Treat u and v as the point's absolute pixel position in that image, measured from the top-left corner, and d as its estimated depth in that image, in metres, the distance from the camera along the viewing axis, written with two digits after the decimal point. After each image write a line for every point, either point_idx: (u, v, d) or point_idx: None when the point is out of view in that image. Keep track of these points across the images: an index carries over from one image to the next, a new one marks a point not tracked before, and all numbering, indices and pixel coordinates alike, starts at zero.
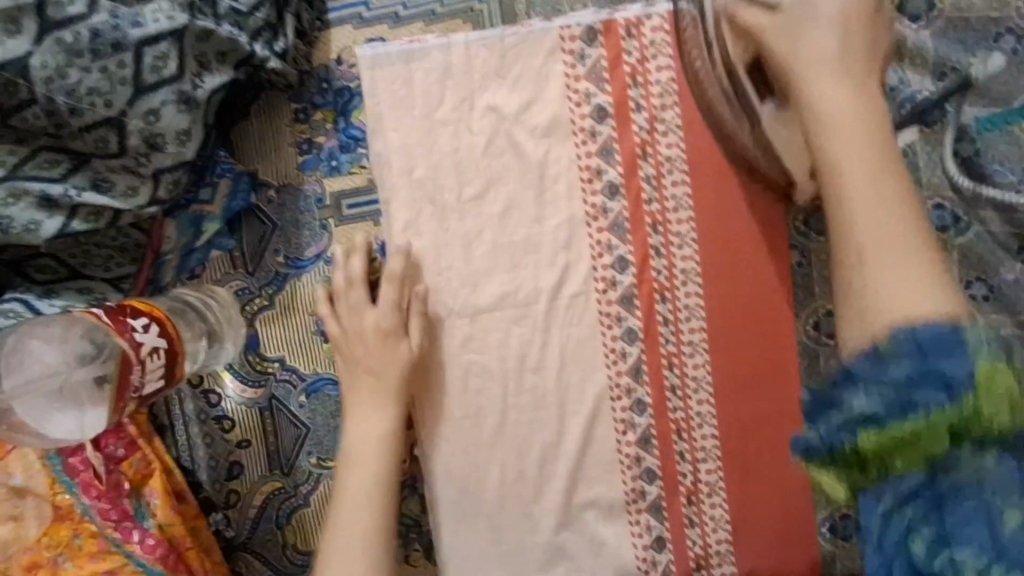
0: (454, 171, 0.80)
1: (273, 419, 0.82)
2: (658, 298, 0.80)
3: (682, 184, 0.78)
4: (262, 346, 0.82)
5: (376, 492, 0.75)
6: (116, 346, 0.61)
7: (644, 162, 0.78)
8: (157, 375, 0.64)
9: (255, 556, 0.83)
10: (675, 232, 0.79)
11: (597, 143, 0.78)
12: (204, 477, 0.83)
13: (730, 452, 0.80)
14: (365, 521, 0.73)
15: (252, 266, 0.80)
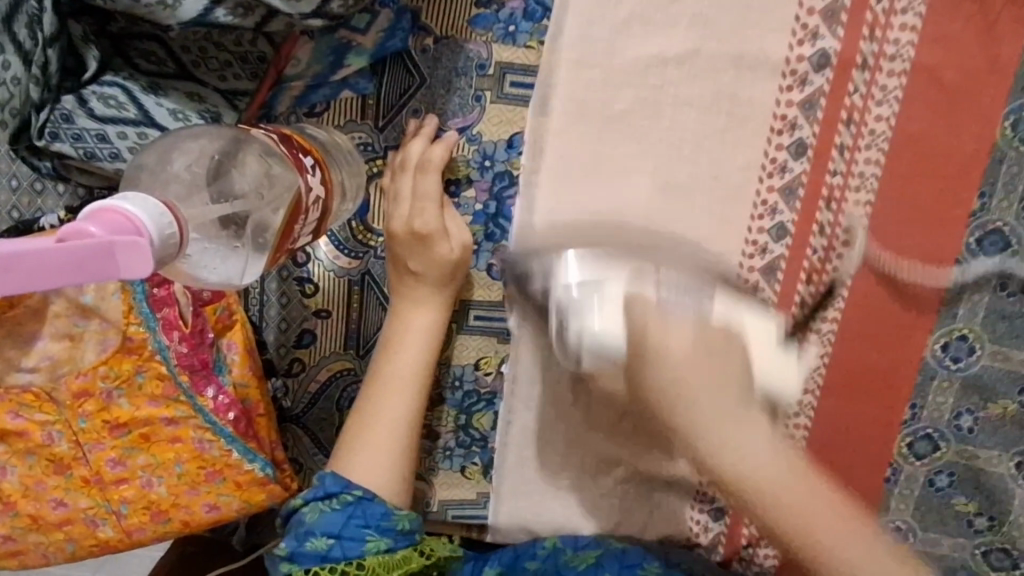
0: (641, 79, 0.70)
1: (361, 298, 0.74)
2: (804, 277, 0.74)
3: (874, 164, 0.72)
4: (371, 215, 0.72)
5: (408, 395, 0.68)
6: (291, 184, 0.55)
7: (844, 127, 0.71)
8: (310, 228, 0.59)
9: (305, 432, 0.78)
10: (847, 213, 0.73)
11: (803, 92, 0.70)
12: (270, 338, 0.75)
13: None
14: (400, 409, 0.68)
15: (384, 120, 0.70)
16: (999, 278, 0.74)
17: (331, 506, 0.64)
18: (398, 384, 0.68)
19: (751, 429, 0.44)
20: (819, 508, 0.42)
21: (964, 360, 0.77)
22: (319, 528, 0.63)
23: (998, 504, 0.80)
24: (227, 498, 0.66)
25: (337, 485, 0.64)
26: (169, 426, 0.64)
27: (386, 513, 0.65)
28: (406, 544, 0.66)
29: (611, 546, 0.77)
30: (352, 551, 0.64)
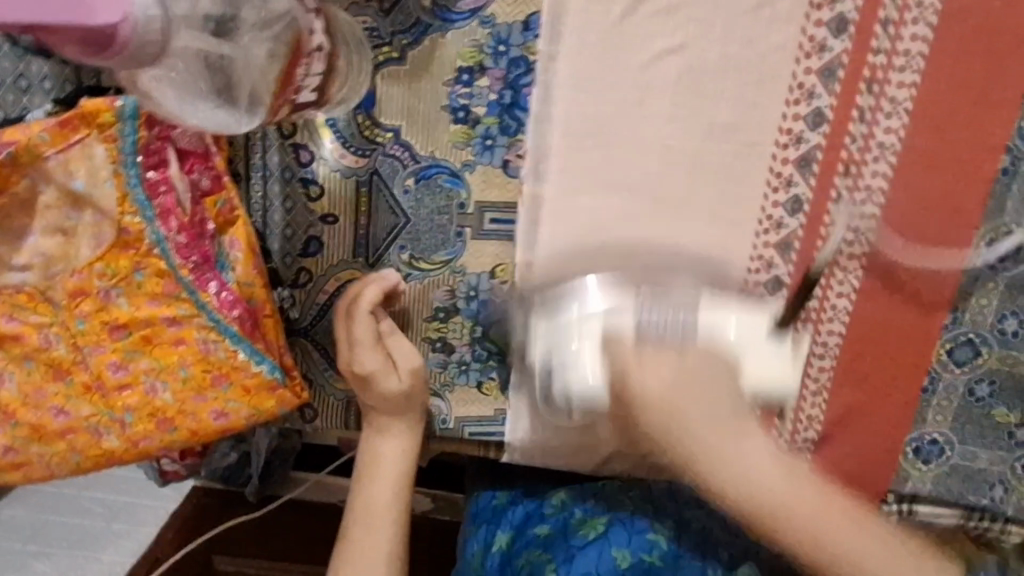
0: None
1: (369, 201, 0.70)
2: (841, 170, 0.70)
3: (922, 41, 0.66)
4: (378, 108, 0.67)
5: (393, 489, 0.71)
6: (289, 24, 0.55)
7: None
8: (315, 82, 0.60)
9: (315, 346, 0.75)
10: (890, 97, 0.68)
11: None
12: (275, 246, 0.71)
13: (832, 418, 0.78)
14: (387, 505, 0.70)
15: (389, 3, 0.64)
16: None
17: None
18: (378, 496, 0.70)
19: (750, 441, 0.49)
20: (871, 547, 0.47)
21: (1010, 259, 0.73)
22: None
23: None
24: (235, 404, 0.63)
25: None
26: (172, 326, 0.60)
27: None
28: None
29: (621, 513, 0.79)
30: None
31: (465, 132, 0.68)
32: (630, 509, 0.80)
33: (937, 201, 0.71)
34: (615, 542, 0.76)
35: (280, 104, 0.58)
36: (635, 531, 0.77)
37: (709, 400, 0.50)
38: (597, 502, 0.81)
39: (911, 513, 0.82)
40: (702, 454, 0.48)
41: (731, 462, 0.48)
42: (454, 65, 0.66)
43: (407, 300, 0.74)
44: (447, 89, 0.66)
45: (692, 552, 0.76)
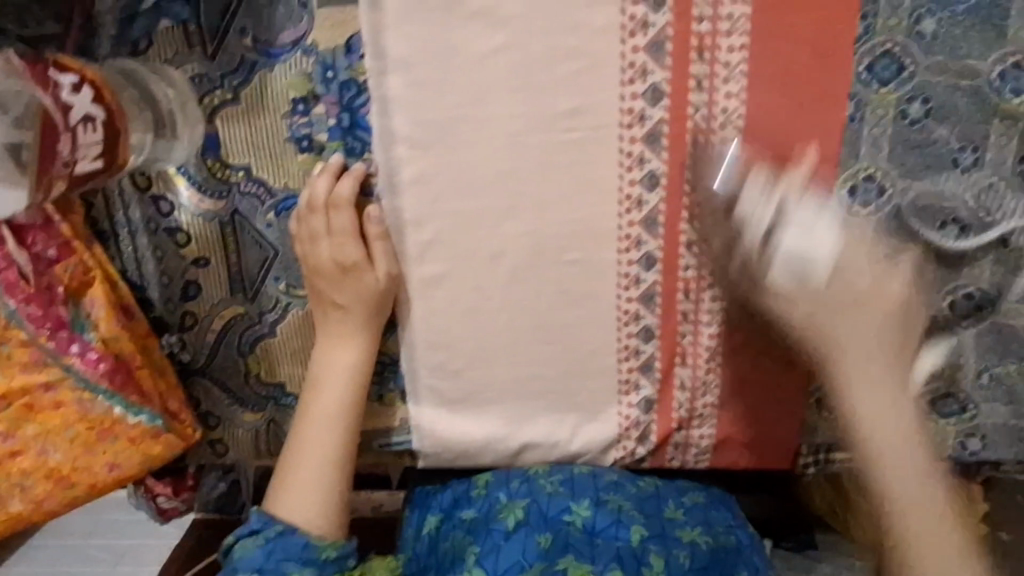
0: None
1: (236, 240, 0.72)
2: (691, 140, 0.70)
3: (743, 2, 0.65)
4: (223, 149, 0.69)
5: (341, 402, 0.73)
6: (34, 101, 0.51)
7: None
8: (94, 155, 0.55)
9: (213, 383, 0.77)
10: (724, 62, 0.67)
11: None
12: (155, 295, 0.73)
13: (729, 383, 0.80)
14: (332, 438, 0.72)
15: (213, 47, 0.65)
16: (897, 105, 0.70)
17: (255, 542, 0.68)
18: (327, 423, 0.73)
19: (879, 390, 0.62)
20: (903, 455, 0.60)
21: (875, 202, 0.74)
22: (242, 566, 0.67)
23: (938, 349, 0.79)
24: (126, 454, 0.65)
25: (260, 521, 0.69)
26: (48, 393, 0.62)
27: (308, 542, 0.69)
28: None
29: (540, 495, 0.78)
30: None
31: (312, 160, 0.70)
32: (549, 491, 0.78)
33: (795, 156, 0.71)
34: (535, 527, 0.75)
35: (52, 179, 0.53)
36: (553, 512, 0.76)
37: (871, 382, 0.62)
38: (521, 485, 0.79)
39: (829, 461, 0.86)
40: (845, 372, 0.63)
41: (884, 412, 0.61)
42: (288, 97, 0.67)
43: (293, 328, 0.76)
44: (286, 121, 0.68)
45: (609, 527, 0.75)
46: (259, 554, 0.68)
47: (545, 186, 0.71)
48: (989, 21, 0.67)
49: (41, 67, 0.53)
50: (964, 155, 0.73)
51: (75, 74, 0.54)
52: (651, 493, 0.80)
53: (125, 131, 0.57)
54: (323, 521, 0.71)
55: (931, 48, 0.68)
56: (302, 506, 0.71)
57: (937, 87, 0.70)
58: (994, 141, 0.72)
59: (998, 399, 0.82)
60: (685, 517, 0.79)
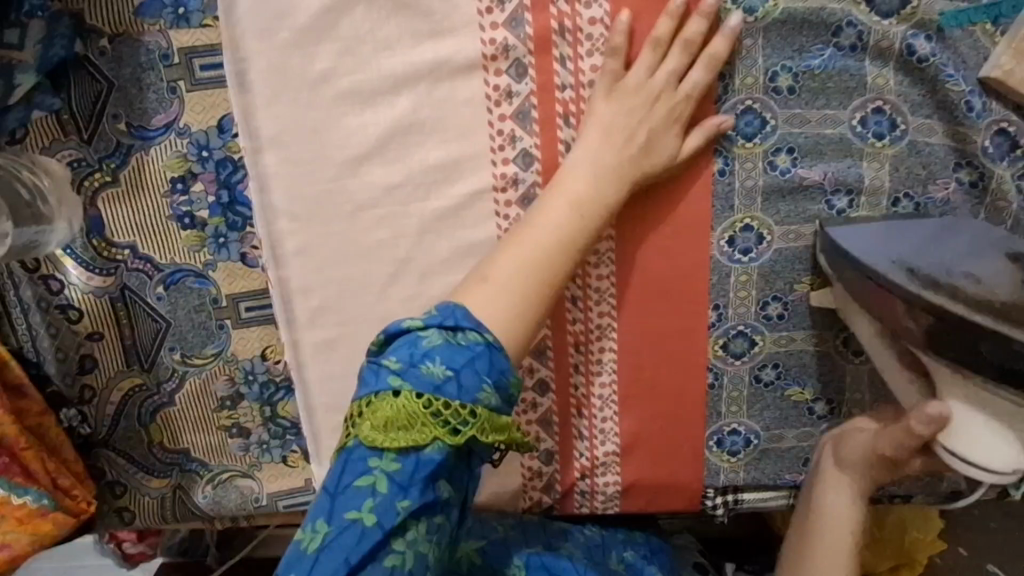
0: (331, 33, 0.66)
1: (128, 313, 0.74)
2: None
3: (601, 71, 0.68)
4: (108, 229, 0.71)
5: (564, 230, 0.67)
6: None
7: (560, 38, 0.68)
8: None
9: (118, 453, 0.78)
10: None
11: (505, 11, 0.67)
12: (52, 370, 0.74)
13: (627, 430, 0.81)
14: (555, 270, 0.67)
15: (88, 133, 0.67)
16: (765, 157, 0.72)
17: (448, 338, 0.60)
18: (522, 257, 0.66)
19: (838, 505, 0.75)
20: None
21: (754, 250, 0.75)
22: (436, 354, 0.60)
23: (833, 387, 0.81)
24: (14, 535, 0.65)
25: (445, 314, 0.62)
26: None
27: (508, 369, 0.62)
28: (507, 408, 0.63)
29: (494, 539, 0.78)
30: (467, 393, 0.59)
31: (196, 236, 0.71)
32: (501, 534, 0.79)
33: (663, 212, 0.73)
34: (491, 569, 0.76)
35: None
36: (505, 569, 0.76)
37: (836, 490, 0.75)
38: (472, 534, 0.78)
39: (737, 502, 0.85)
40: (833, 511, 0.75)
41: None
42: (165, 177, 0.69)
43: (193, 396, 0.77)
44: (166, 200, 0.70)
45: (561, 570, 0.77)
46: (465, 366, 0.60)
47: (424, 252, 0.73)
48: (844, 72, 0.69)
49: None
50: (839, 197, 0.74)
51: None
52: (596, 541, 0.84)
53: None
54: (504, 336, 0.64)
55: (787, 102, 0.70)
56: (498, 309, 0.64)
57: (800, 137, 0.71)
58: (869, 183, 0.73)
59: None
60: (626, 571, 0.82)
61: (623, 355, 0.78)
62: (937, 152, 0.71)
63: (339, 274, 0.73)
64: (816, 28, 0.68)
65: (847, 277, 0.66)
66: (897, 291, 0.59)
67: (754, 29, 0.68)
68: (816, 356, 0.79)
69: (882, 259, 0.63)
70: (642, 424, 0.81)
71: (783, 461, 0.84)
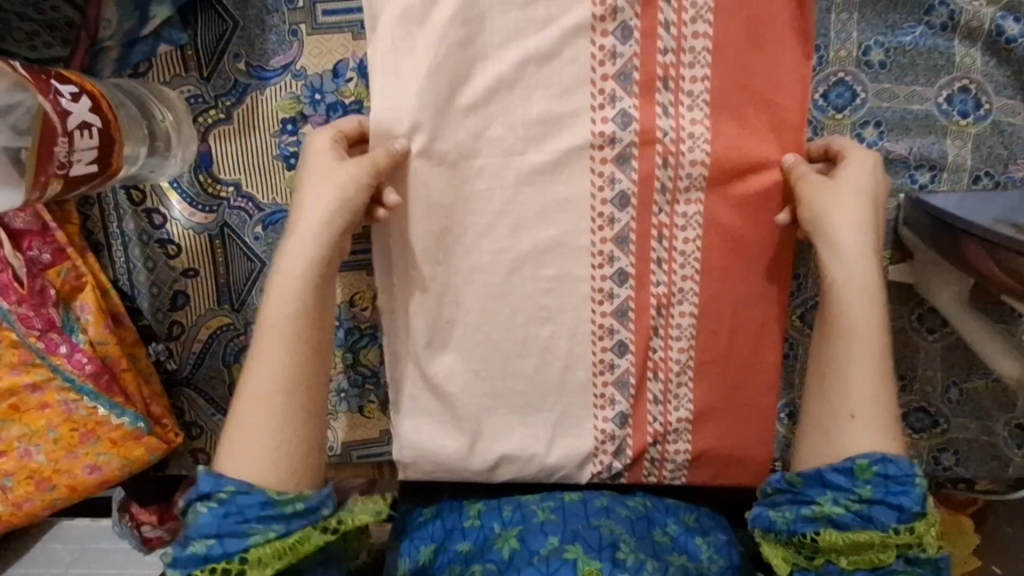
0: None
1: (224, 251, 0.75)
2: (659, 163, 0.74)
3: (704, 36, 0.71)
4: (215, 165, 0.73)
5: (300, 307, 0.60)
6: (36, 109, 0.52)
7: (665, 3, 0.70)
8: (90, 158, 0.55)
9: (198, 393, 0.79)
10: (687, 91, 0.72)
11: None
12: (144, 304, 0.76)
13: (702, 398, 0.81)
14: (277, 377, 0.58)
15: (208, 70, 0.70)
16: (853, 129, 0.74)
17: (207, 506, 0.55)
18: (266, 405, 0.58)
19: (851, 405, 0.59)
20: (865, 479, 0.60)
21: None
22: (197, 529, 0.55)
23: (906, 364, 0.82)
24: (107, 456, 0.67)
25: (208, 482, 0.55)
26: (36, 392, 0.65)
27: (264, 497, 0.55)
28: (301, 523, 0.56)
29: (532, 522, 0.75)
30: (232, 545, 0.54)
31: (298, 176, 0.73)
32: (541, 518, 0.75)
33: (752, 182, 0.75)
34: (534, 545, 0.72)
35: (50, 182, 0.53)
36: (538, 544, 0.72)
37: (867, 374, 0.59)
38: (514, 512, 0.77)
39: None
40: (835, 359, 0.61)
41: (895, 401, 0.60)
42: (277, 117, 0.72)
43: None
44: (276, 140, 0.72)
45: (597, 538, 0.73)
46: (204, 520, 0.54)
47: (517, 210, 0.74)
48: (934, 50, 0.73)
49: (42, 76, 0.53)
50: (921, 172, 0.75)
51: (75, 84, 0.55)
52: (640, 514, 0.78)
53: (118, 138, 0.58)
54: (295, 455, 0.57)
55: (878, 76, 0.73)
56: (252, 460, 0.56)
57: (887, 112, 0.74)
58: (951, 160, 0.75)
59: (969, 415, 0.83)
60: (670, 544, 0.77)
61: (704, 320, 0.79)
62: (1019, 132, 0.74)
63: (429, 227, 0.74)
64: (910, 6, 0.72)
65: (942, 241, 0.69)
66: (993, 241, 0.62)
67: (850, 4, 0.72)
68: (891, 330, 0.81)
69: (984, 218, 0.66)
70: (714, 394, 0.81)
71: None
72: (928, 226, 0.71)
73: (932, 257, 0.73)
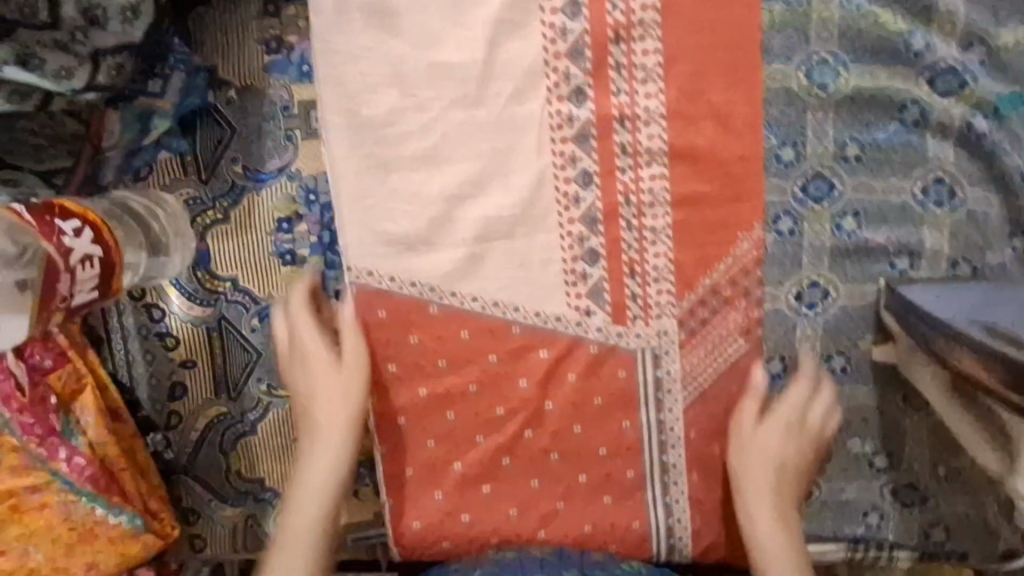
0: (423, 90, 0.73)
1: (222, 344, 0.77)
2: (628, 257, 0.77)
3: (657, 139, 0.74)
4: (213, 263, 0.75)
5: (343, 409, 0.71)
6: (42, 251, 0.56)
7: (619, 106, 0.74)
8: (90, 286, 0.60)
9: (196, 481, 0.80)
10: (647, 190, 0.75)
11: (569, 86, 0.73)
12: (143, 396, 0.78)
13: (696, 484, 0.81)
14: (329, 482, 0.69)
15: (207, 174, 0.74)
16: (833, 221, 0.77)
17: None
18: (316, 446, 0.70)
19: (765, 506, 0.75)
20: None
21: (819, 305, 0.79)
22: None
23: (893, 442, 0.83)
24: (105, 556, 0.67)
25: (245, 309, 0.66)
26: (34, 495, 0.65)
27: None
28: None
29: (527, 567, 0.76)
30: None
31: (294, 272, 0.76)
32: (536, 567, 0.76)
33: (692, 76, 0.73)
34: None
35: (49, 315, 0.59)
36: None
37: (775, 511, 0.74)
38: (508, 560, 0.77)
39: None
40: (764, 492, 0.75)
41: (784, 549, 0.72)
42: (273, 217, 0.75)
43: (273, 426, 0.79)
44: (271, 238, 0.75)
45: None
46: None
47: (486, 164, 0.74)
48: (907, 144, 0.75)
49: (45, 214, 0.57)
50: (901, 259, 0.77)
51: (78, 219, 0.59)
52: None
53: (117, 263, 0.63)
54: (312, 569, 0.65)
55: (855, 170, 0.76)
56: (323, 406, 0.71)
57: (865, 203, 0.76)
58: (927, 248, 0.77)
59: (957, 491, 0.83)
60: None
61: (690, 405, 0.80)
62: (994, 220, 0.76)
63: (384, 213, 0.74)
64: (883, 104, 0.75)
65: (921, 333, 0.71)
66: (967, 344, 0.63)
67: (825, 102, 0.75)
68: (877, 410, 0.82)
69: (960, 316, 0.67)
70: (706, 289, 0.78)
71: (840, 512, 0.85)
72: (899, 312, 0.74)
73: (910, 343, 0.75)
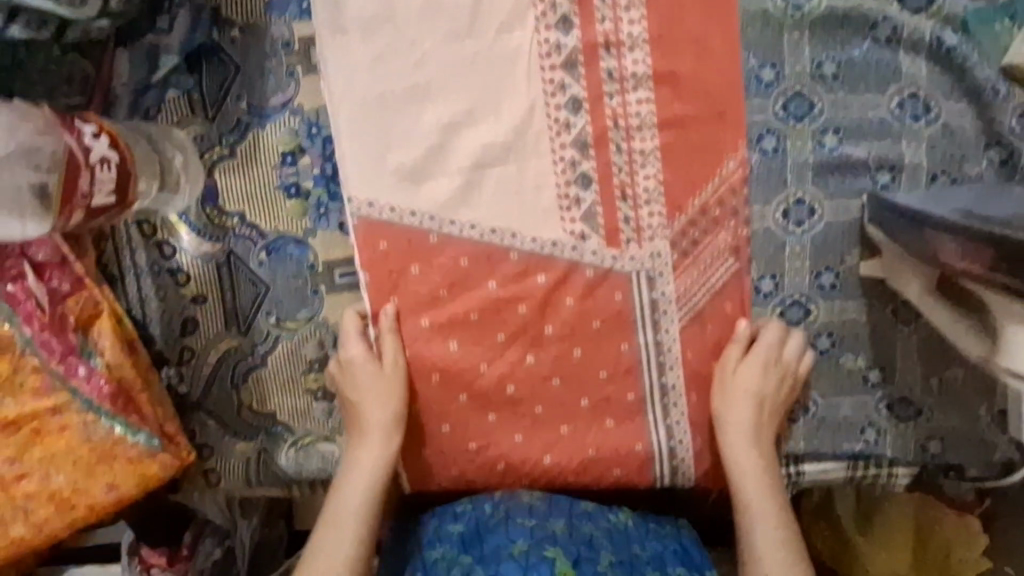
0: (418, 24, 0.76)
1: (232, 279, 0.80)
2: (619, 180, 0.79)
3: (642, 63, 0.78)
4: (221, 199, 0.78)
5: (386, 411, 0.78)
6: (63, 144, 0.60)
7: (606, 35, 0.77)
8: (109, 189, 0.63)
9: (210, 416, 0.82)
10: (634, 114, 0.78)
11: (557, 16, 0.77)
12: (156, 332, 0.80)
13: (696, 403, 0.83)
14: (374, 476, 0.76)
15: (213, 111, 0.78)
16: (813, 137, 0.80)
17: None
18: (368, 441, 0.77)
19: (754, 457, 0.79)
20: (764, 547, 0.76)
21: (806, 223, 0.82)
22: None
23: (885, 356, 0.85)
24: (123, 476, 0.70)
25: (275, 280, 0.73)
26: (55, 417, 0.69)
27: None
28: None
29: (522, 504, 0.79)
30: None
31: (299, 205, 0.79)
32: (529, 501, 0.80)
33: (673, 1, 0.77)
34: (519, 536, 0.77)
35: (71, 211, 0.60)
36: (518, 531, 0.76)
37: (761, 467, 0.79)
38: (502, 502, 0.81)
39: (798, 474, 0.88)
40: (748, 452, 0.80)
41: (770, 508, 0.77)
42: (277, 151, 0.78)
43: (282, 359, 0.82)
44: (276, 171, 0.78)
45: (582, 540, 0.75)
46: None
47: (481, 101, 0.78)
48: (880, 61, 0.79)
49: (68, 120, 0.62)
50: (882, 173, 0.80)
51: (96, 125, 0.63)
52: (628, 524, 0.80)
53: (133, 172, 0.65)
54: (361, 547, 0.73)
55: (832, 88, 0.79)
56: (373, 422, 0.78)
57: (844, 120, 0.80)
58: (907, 162, 0.80)
59: (950, 404, 0.85)
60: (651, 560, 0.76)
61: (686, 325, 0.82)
62: (969, 131, 0.79)
63: (382, 146, 0.77)
64: (856, 23, 0.79)
65: (908, 234, 0.73)
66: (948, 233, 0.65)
67: (800, 24, 0.79)
68: (868, 325, 0.85)
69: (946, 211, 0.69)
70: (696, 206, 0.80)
71: (838, 430, 0.87)
72: (884, 219, 0.77)
73: (896, 252, 0.77)
